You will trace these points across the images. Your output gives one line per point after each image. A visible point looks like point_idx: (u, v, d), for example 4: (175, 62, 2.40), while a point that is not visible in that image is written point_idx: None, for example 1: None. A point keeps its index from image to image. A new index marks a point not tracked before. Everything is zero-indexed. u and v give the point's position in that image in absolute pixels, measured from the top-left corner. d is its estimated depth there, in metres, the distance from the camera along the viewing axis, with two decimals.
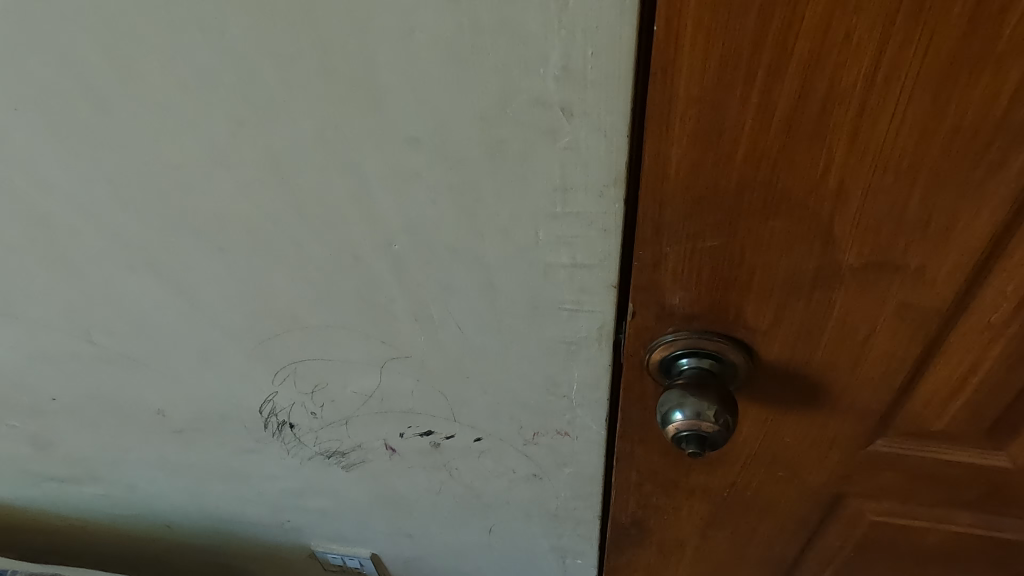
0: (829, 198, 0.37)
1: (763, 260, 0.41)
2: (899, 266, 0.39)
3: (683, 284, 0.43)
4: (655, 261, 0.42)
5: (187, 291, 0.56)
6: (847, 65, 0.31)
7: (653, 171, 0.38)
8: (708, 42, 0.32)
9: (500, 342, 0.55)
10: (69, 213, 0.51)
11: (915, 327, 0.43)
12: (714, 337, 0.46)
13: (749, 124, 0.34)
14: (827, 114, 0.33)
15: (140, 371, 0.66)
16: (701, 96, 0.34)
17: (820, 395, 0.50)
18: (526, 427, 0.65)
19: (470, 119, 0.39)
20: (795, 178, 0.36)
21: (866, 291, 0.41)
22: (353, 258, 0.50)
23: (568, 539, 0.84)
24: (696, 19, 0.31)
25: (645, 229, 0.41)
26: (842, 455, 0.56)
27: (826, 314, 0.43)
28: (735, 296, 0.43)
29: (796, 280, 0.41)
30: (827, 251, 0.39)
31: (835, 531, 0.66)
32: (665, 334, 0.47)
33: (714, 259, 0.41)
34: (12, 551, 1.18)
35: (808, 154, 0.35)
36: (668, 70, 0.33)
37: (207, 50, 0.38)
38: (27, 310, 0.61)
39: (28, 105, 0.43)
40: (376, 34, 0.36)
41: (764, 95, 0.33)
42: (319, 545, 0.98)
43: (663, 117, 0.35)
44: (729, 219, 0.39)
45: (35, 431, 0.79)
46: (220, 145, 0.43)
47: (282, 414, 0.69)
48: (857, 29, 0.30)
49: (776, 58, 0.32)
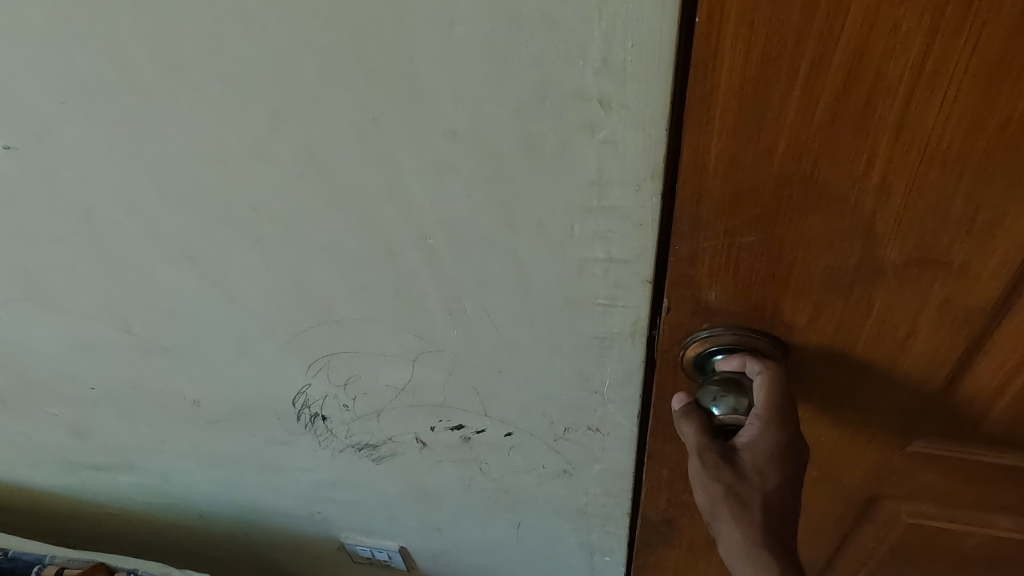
0: (871, 192, 0.36)
1: (801, 257, 0.40)
2: (943, 263, 0.39)
3: (719, 280, 0.43)
4: (691, 257, 0.42)
5: (224, 283, 0.57)
6: (893, 58, 0.31)
7: (691, 165, 0.37)
8: (750, 33, 0.31)
9: (533, 337, 0.55)
10: (111, 207, 0.52)
11: (957, 324, 0.42)
12: (750, 333, 0.45)
13: (791, 116, 0.34)
14: (872, 108, 0.33)
15: (176, 361, 0.67)
16: (743, 88, 0.33)
17: (858, 395, 0.49)
18: (557, 423, 0.65)
19: (508, 111, 0.39)
20: (836, 172, 0.36)
21: (907, 288, 0.40)
22: (388, 253, 0.50)
23: (597, 536, 0.84)
24: (739, 10, 0.30)
25: (682, 225, 0.41)
26: (880, 455, 0.55)
27: (867, 311, 0.42)
28: (773, 292, 0.42)
29: (836, 276, 0.41)
30: (869, 246, 0.39)
31: (871, 530, 0.66)
32: (700, 331, 0.46)
33: (752, 254, 0.41)
34: (52, 538, 1.22)
35: (851, 148, 0.34)
36: (709, 61, 0.33)
37: (248, 47, 0.39)
38: (69, 301, 0.62)
39: (75, 101, 0.44)
40: (416, 29, 0.36)
41: (807, 89, 0.33)
42: (348, 537, 0.99)
43: (702, 110, 0.35)
44: (769, 214, 0.38)
45: (74, 420, 0.81)
46: (260, 140, 0.44)
47: (314, 406, 0.70)
48: (904, 21, 0.29)
49: (820, 51, 0.31)
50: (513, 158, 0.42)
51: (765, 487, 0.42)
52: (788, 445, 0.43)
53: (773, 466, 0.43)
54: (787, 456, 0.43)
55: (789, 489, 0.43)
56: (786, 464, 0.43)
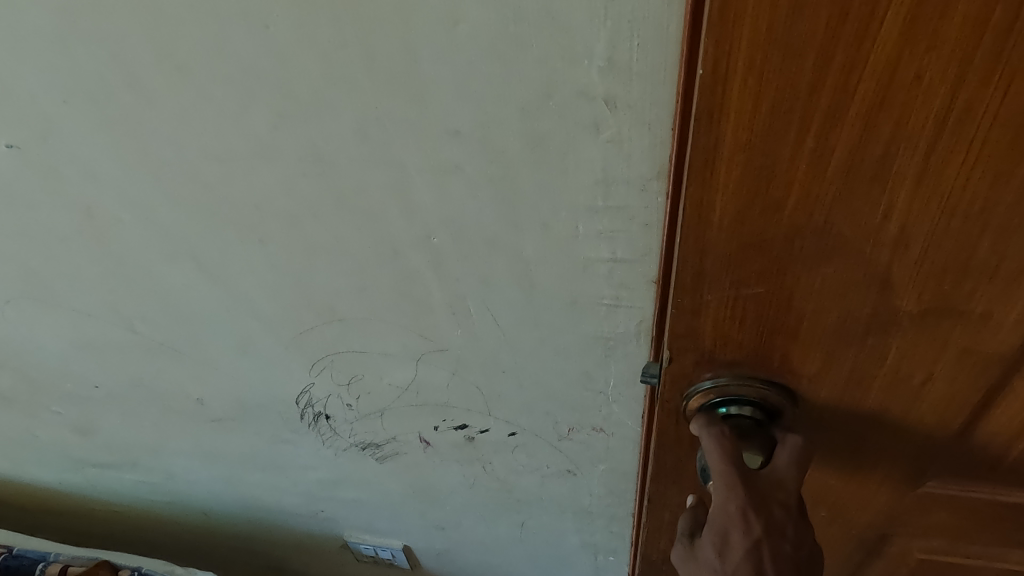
0: (888, 246, 0.30)
1: (811, 309, 0.33)
2: (961, 311, 0.32)
3: (722, 334, 0.36)
4: (694, 309, 0.35)
5: (227, 282, 0.56)
6: (917, 106, 0.25)
7: (692, 221, 0.31)
8: (760, 84, 0.26)
9: (537, 337, 0.55)
10: (115, 206, 0.51)
11: (973, 375, 0.36)
12: (755, 384, 0.38)
13: (802, 167, 0.28)
14: (891, 159, 0.27)
15: (179, 360, 0.67)
16: (750, 141, 0.27)
17: (867, 449, 0.43)
18: (561, 423, 0.65)
19: (513, 111, 0.39)
20: (850, 225, 0.29)
21: (924, 346, 0.34)
22: (392, 252, 0.50)
23: (601, 535, 0.83)
24: (749, 60, 0.25)
25: (683, 276, 0.34)
26: (890, 495, 0.49)
27: (880, 361, 0.35)
28: (782, 342, 0.35)
29: (847, 329, 0.34)
30: (883, 297, 0.32)
31: (878, 566, 0.60)
32: (702, 381, 0.39)
33: (760, 309, 0.34)
34: (56, 536, 1.22)
35: (864, 201, 0.28)
36: (713, 115, 0.27)
37: (251, 44, 0.38)
38: (73, 299, 0.62)
39: (78, 99, 0.44)
40: (420, 28, 0.36)
41: (820, 140, 0.27)
42: (351, 536, 0.99)
43: (705, 165, 0.29)
44: (777, 268, 0.32)
45: (78, 418, 0.81)
46: (263, 139, 0.44)
47: (318, 405, 0.70)
48: (930, 66, 0.24)
49: (834, 103, 0.26)
50: (518, 159, 0.41)
51: (730, 565, 0.38)
52: (746, 510, 0.37)
53: (732, 538, 0.37)
54: (747, 523, 0.37)
55: (767, 559, 0.37)
56: (750, 532, 0.37)
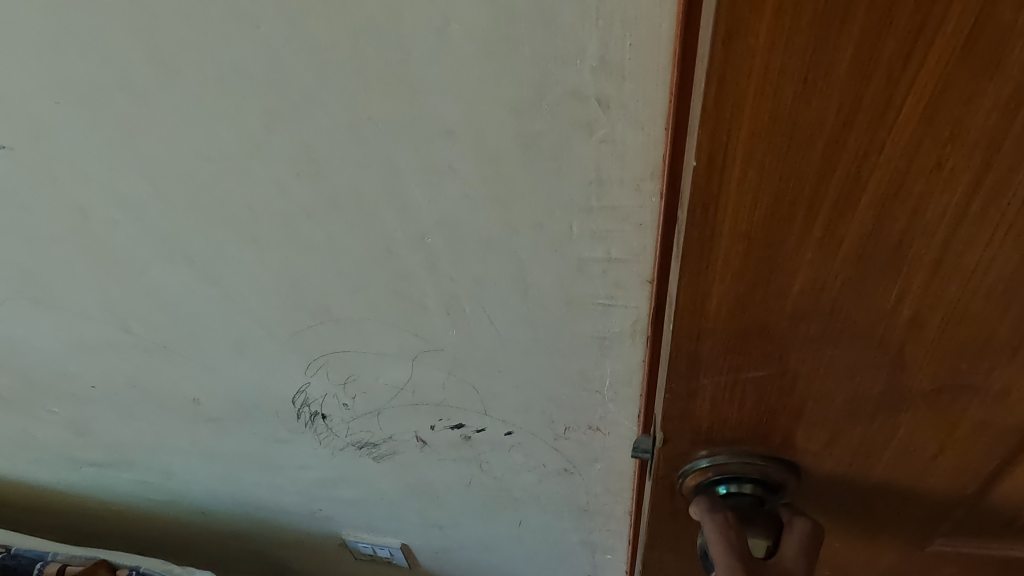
0: (901, 327, 0.30)
1: (816, 387, 0.34)
2: (979, 387, 0.32)
3: (720, 414, 0.37)
4: (689, 393, 0.36)
5: (222, 282, 0.56)
6: (935, 196, 0.25)
7: (689, 309, 0.32)
8: (761, 179, 0.26)
9: (533, 336, 0.55)
10: (108, 206, 0.51)
11: (989, 443, 0.36)
12: (754, 461, 0.39)
13: (809, 259, 0.28)
14: (907, 247, 0.27)
15: (175, 360, 0.67)
16: (753, 234, 0.28)
17: (877, 508, 0.43)
18: (557, 422, 0.65)
19: (504, 111, 0.39)
20: (861, 308, 0.29)
21: (937, 413, 0.34)
22: (386, 253, 0.50)
23: (599, 534, 0.83)
24: (747, 154, 0.25)
25: (680, 363, 0.35)
26: (898, 553, 0.48)
27: (889, 435, 0.36)
28: (782, 420, 0.36)
29: (854, 403, 0.34)
30: (895, 373, 0.32)
31: None
32: (700, 458, 0.40)
33: (762, 390, 0.35)
34: (55, 535, 1.22)
35: (878, 286, 0.28)
36: (710, 206, 0.27)
37: (242, 43, 0.38)
38: (67, 299, 0.62)
39: (68, 98, 0.44)
40: (410, 27, 0.36)
41: (829, 230, 0.27)
42: (350, 535, 0.99)
43: (702, 256, 0.29)
44: (780, 351, 0.33)
45: (75, 417, 0.81)
46: (254, 138, 0.44)
47: (314, 405, 0.70)
48: (951, 158, 0.24)
49: (846, 195, 0.25)
50: (511, 159, 0.41)
51: None
52: None
53: None
54: None
55: None
56: None
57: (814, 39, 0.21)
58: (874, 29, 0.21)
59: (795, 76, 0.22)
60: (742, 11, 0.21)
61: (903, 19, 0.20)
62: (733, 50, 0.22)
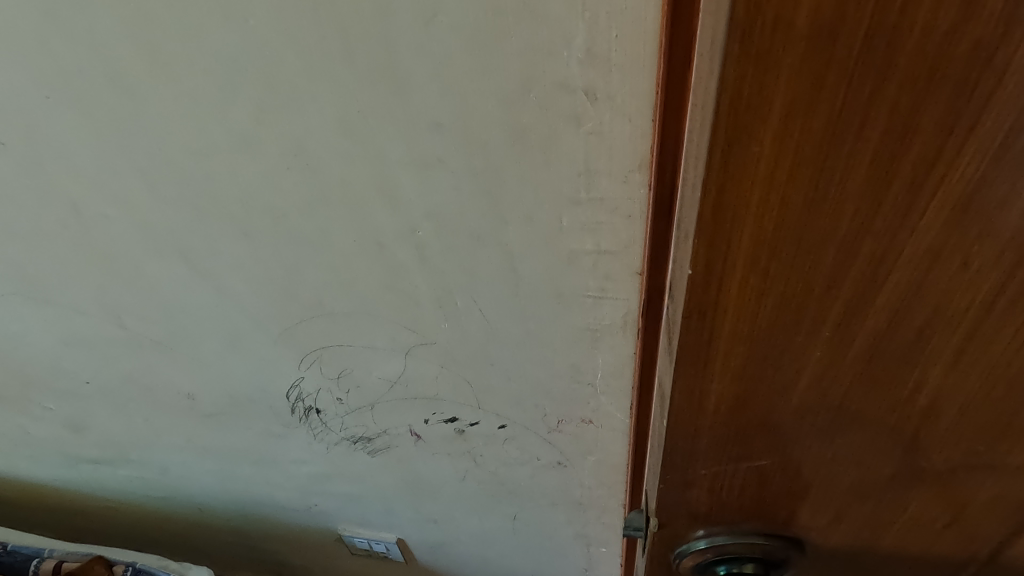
0: (914, 419, 0.26)
1: (823, 475, 0.31)
2: (996, 466, 0.28)
3: (719, 500, 0.34)
4: (686, 482, 0.33)
5: (214, 277, 0.56)
6: (960, 291, 0.22)
7: (686, 405, 0.29)
8: (765, 281, 0.23)
9: (524, 329, 0.55)
10: (99, 201, 0.51)
11: (1007, 516, 0.31)
12: (756, 540, 0.36)
13: (816, 358, 0.25)
14: (924, 340, 0.23)
15: (169, 355, 0.67)
16: (755, 335, 0.25)
17: None
18: (550, 415, 0.65)
19: (492, 104, 0.39)
20: (872, 401, 0.26)
21: (949, 492, 0.30)
22: (377, 246, 0.50)
23: (593, 527, 0.84)
24: (750, 258, 0.22)
25: (675, 455, 0.32)
26: None
27: (897, 511, 0.32)
28: (782, 501, 0.33)
29: (860, 488, 0.31)
30: (906, 460, 0.29)
31: None
32: (697, 539, 0.37)
33: (762, 477, 0.32)
34: (51, 531, 1.22)
35: (891, 379, 0.25)
36: (708, 310, 0.24)
37: (230, 37, 0.38)
38: (61, 295, 0.62)
39: (58, 94, 0.44)
40: (397, 20, 0.36)
41: (840, 328, 0.24)
42: (345, 530, 1.00)
43: (699, 356, 0.26)
44: (782, 443, 0.30)
45: (70, 413, 0.81)
46: (244, 133, 0.44)
47: (308, 399, 0.70)
48: (979, 255, 0.20)
49: (860, 293, 0.22)
50: (500, 151, 0.41)
51: None
52: None
53: None
54: None
55: None
56: None
57: (825, 148, 0.18)
58: (896, 138, 0.18)
59: (805, 183, 0.19)
60: (742, 119, 0.18)
61: (929, 126, 0.18)
62: (734, 161, 0.19)
